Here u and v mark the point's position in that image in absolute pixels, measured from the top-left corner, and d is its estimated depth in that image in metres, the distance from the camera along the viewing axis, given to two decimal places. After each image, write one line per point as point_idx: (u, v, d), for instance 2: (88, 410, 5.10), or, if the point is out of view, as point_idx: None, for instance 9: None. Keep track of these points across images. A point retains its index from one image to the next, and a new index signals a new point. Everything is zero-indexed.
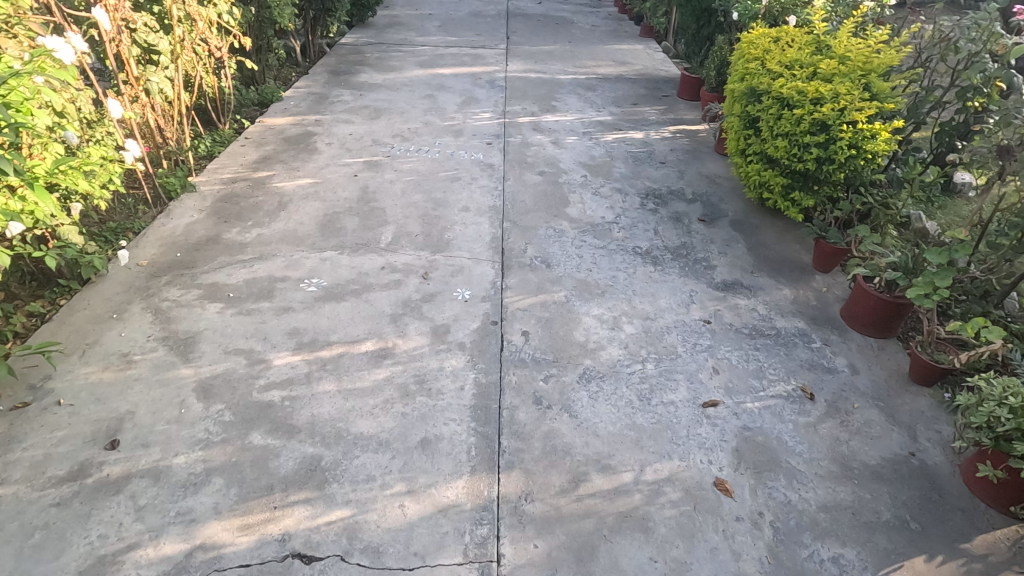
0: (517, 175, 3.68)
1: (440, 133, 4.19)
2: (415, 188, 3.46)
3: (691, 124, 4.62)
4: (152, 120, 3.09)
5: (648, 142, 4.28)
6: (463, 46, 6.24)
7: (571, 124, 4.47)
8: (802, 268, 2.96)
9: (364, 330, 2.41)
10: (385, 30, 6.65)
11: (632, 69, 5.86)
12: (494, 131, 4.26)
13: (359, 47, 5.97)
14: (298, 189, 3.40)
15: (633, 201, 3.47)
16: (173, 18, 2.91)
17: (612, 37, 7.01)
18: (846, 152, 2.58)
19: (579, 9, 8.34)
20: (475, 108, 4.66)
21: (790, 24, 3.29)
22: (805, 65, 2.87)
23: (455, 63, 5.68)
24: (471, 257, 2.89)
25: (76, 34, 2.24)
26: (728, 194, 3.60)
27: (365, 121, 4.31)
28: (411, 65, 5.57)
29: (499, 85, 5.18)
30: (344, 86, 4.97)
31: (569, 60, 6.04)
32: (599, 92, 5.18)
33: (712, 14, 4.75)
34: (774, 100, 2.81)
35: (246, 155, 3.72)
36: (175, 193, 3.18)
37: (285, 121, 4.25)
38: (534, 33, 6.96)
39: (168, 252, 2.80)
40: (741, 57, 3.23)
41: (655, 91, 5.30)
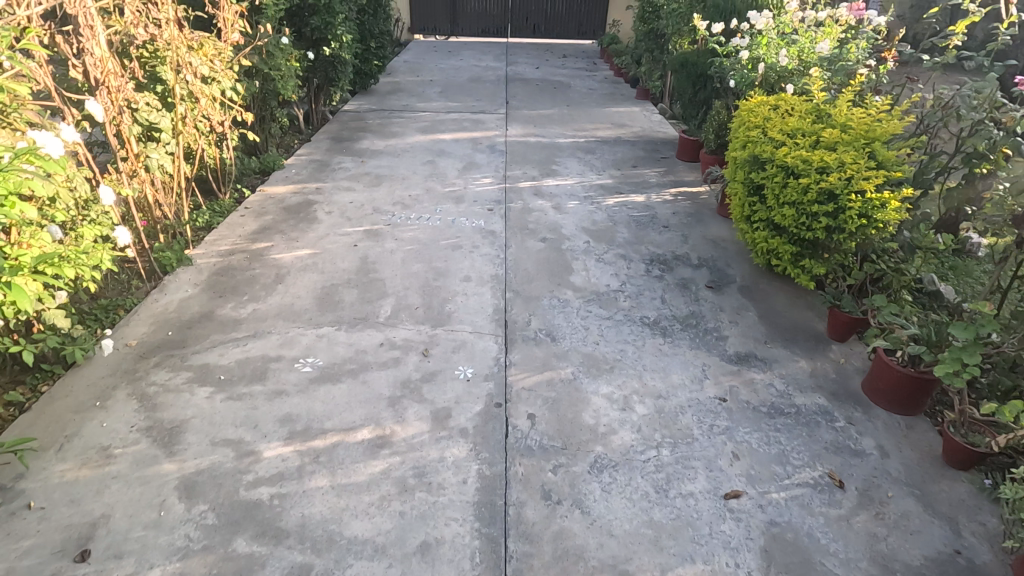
0: (519, 241, 3.63)
1: (441, 199, 4.18)
2: (416, 257, 3.40)
3: (691, 186, 4.63)
4: (150, 195, 3.05)
5: (650, 205, 4.27)
6: (463, 111, 6.37)
7: (572, 188, 4.48)
8: (817, 337, 2.85)
9: (361, 416, 2.28)
10: (387, 96, 6.81)
11: (630, 131, 5.95)
12: (495, 196, 4.26)
13: (361, 114, 6.09)
14: (297, 261, 3.34)
15: (638, 267, 3.41)
16: (175, 97, 2.92)
17: (609, 100, 7.17)
18: (856, 222, 2.52)
19: (576, 73, 8.60)
20: (475, 173, 4.69)
21: (788, 92, 3.32)
22: (808, 133, 2.86)
23: (456, 128, 5.77)
24: (474, 331, 2.78)
25: (66, 124, 2.25)
26: (734, 258, 3.54)
27: (366, 189, 4.32)
28: (412, 131, 5.66)
29: (500, 150, 5.24)
30: (346, 153, 5.02)
31: (567, 123, 6.15)
32: (598, 155, 5.23)
33: (706, 79, 4.83)
34: (779, 169, 2.78)
35: (245, 226, 3.70)
36: (170, 267, 3.11)
37: (286, 189, 4.26)
38: (533, 97, 7.12)
39: (159, 331, 2.70)
40: (741, 125, 3.23)
41: (654, 153, 5.35)
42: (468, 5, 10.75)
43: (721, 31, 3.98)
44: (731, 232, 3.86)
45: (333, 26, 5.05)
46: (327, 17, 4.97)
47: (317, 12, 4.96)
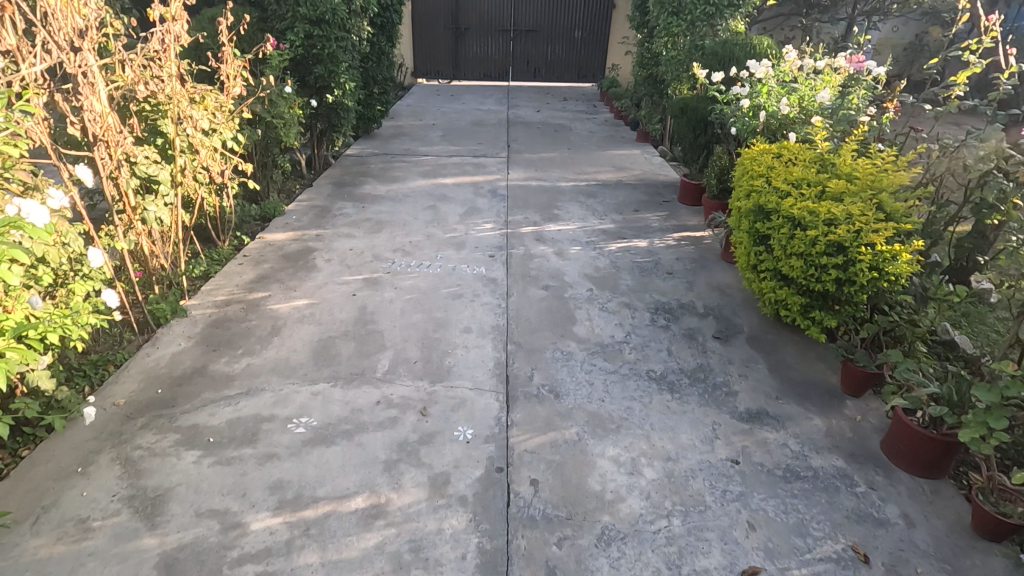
0: (521, 290, 3.57)
1: (442, 245, 4.15)
2: (415, 307, 3.33)
3: (694, 230, 4.60)
4: (146, 246, 3.01)
5: (653, 250, 4.22)
6: (465, 155, 6.42)
7: (574, 233, 4.44)
8: (830, 392, 2.75)
9: (355, 482, 2.16)
10: (389, 140, 6.89)
11: (631, 174, 5.97)
12: (496, 242, 4.22)
13: (364, 158, 6.14)
14: (294, 311, 3.27)
15: (642, 316, 3.33)
16: (175, 150, 2.90)
17: (609, 143, 7.24)
18: (867, 275, 2.45)
19: (576, 116, 8.72)
20: (477, 218, 4.67)
21: (791, 140, 3.30)
22: (813, 183, 2.83)
23: (458, 173, 5.80)
24: (474, 386, 2.69)
25: (57, 190, 2.20)
26: (741, 306, 3.46)
27: (367, 235, 4.30)
28: (414, 175, 5.68)
29: (501, 194, 5.24)
30: (347, 199, 5.03)
31: (568, 166, 6.18)
32: (599, 199, 5.22)
33: (706, 125, 4.87)
34: (785, 219, 2.73)
35: (243, 275, 3.65)
36: (164, 319, 3.04)
37: (286, 236, 4.23)
38: (534, 141, 7.20)
39: (148, 388, 2.61)
40: (745, 174, 3.21)
41: (656, 196, 5.35)
42: (470, 50, 11.01)
43: (721, 79, 4.01)
44: (736, 279, 3.80)
45: (337, 74, 5.12)
46: (330, 66, 5.05)
47: (321, 61, 5.02)
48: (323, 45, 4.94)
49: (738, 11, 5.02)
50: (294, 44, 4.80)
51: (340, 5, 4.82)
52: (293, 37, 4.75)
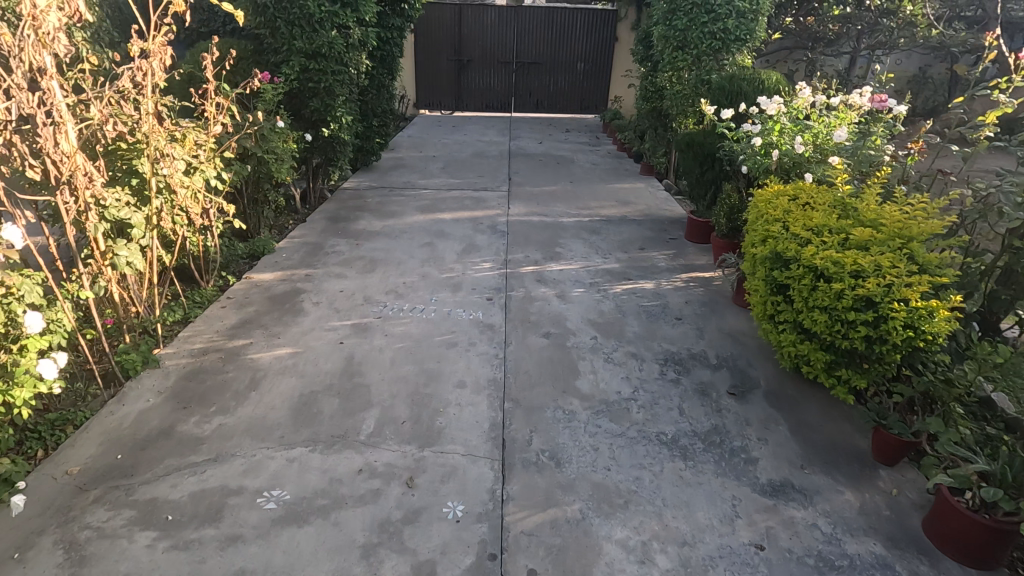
0: (519, 337, 3.34)
1: (438, 287, 3.94)
2: (406, 357, 3.10)
3: (702, 270, 4.39)
4: (118, 293, 2.81)
5: (660, 293, 4.00)
6: (465, 188, 6.27)
7: (576, 273, 4.24)
8: (861, 459, 2.48)
9: (327, 573, 1.90)
10: (388, 173, 6.76)
11: (636, 209, 5.80)
12: (494, 284, 4.02)
13: (361, 192, 6.00)
14: (275, 361, 3.04)
15: (650, 368, 3.09)
16: (150, 190, 2.72)
17: (613, 175, 7.10)
18: (902, 333, 2.22)
19: (578, 147, 8.63)
20: (475, 256, 4.47)
21: (807, 182, 3.12)
22: (835, 230, 2.62)
23: (457, 207, 5.64)
24: (466, 452, 2.43)
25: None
26: (756, 357, 3.22)
27: (360, 276, 4.10)
28: (411, 210, 5.53)
29: (501, 230, 5.06)
30: (341, 235, 4.85)
31: (571, 201, 6.01)
32: (603, 235, 5.03)
33: (714, 161, 4.70)
34: (806, 269, 2.52)
35: (224, 319, 3.44)
36: (133, 370, 2.81)
37: (274, 276, 4.04)
38: (535, 173, 7.06)
39: (107, 452, 2.37)
40: (759, 218, 3.02)
41: (661, 233, 5.15)
42: (472, 82, 11.00)
43: (731, 115, 3.85)
44: (750, 325, 3.57)
45: (333, 108, 5.01)
46: (327, 99, 4.95)
47: (318, 95, 4.95)
48: (320, 79, 4.85)
49: (745, 45, 4.90)
50: (289, 77, 4.71)
51: (337, 38, 4.74)
52: (288, 70, 4.66)
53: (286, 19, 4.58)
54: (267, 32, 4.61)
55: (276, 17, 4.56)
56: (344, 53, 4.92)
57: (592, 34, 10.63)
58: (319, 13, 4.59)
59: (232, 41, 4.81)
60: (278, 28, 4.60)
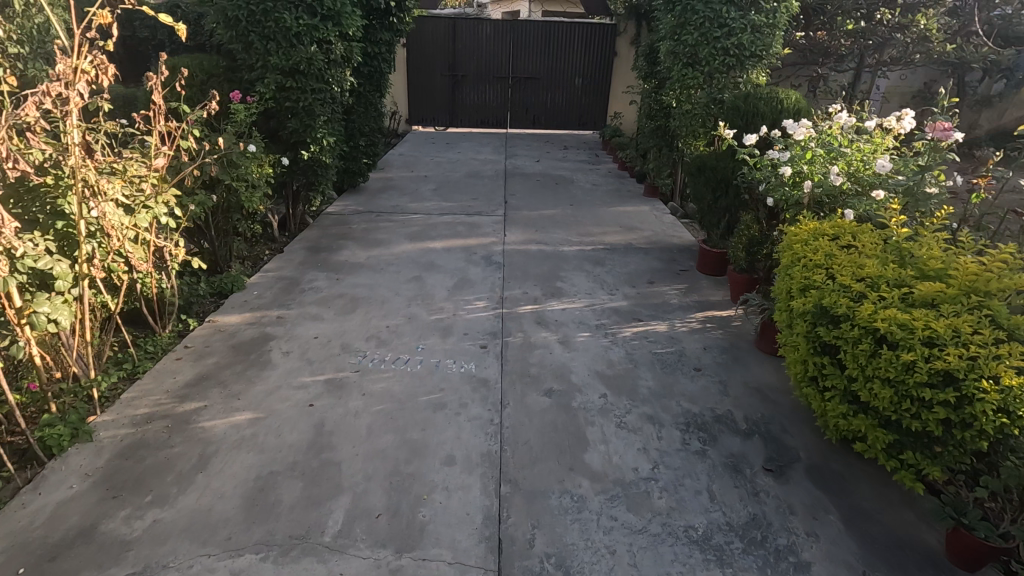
0: (518, 395, 2.90)
1: (426, 331, 3.50)
2: (385, 424, 2.65)
3: (718, 309, 3.98)
4: (38, 355, 2.37)
5: (675, 337, 3.58)
6: (458, 213, 5.86)
7: (580, 313, 3.81)
8: (934, 563, 2.05)
9: None
10: (376, 195, 6.35)
11: (641, 236, 5.40)
12: (489, 328, 3.59)
13: (345, 217, 5.59)
14: (231, 431, 2.59)
15: (671, 435, 2.65)
16: (80, 235, 2.29)
17: (615, 197, 6.71)
18: (993, 418, 1.80)
19: (578, 166, 8.25)
20: (467, 293, 4.05)
21: (848, 220, 2.73)
22: (895, 283, 2.22)
23: (449, 234, 5.23)
24: (454, 560, 1.98)
25: None
26: (792, 421, 2.79)
27: (339, 317, 3.66)
28: (399, 238, 5.11)
29: (496, 261, 4.63)
30: (321, 268, 4.42)
31: (571, 226, 5.60)
32: (608, 267, 4.62)
33: (728, 187, 4.32)
34: (864, 331, 2.11)
35: (178, 374, 3.00)
36: (58, 448, 2.39)
37: (241, 319, 3.60)
38: (533, 195, 6.66)
39: (6, 566, 1.91)
40: (796, 262, 2.61)
41: (670, 264, 4.75)
42: (466, 98, 10.65)
43: (752, 141, 3.47)
44: (779, 378, 3.14)
45: (314, 129, 4.61)
46: (306, 120, 4.56)
47: (297, 115, 4.56)
48: (298, 97, 4.46)
49: (760, 61, 4.52)
50: (265, 96, 4.32)
51: (317, 53, 4.35)
52: (263, 88, 4.27)
53: (261, 33, 4.19)
54: (240, 47, 4.22)
55: (250, 31, 4.18)
56: (325, 71, 4.53)
57: (590, 49, 10.32)
58: (297, 27, 4.21)
59: (204, 56, 4.42)
60: (252, 43, 4.21)
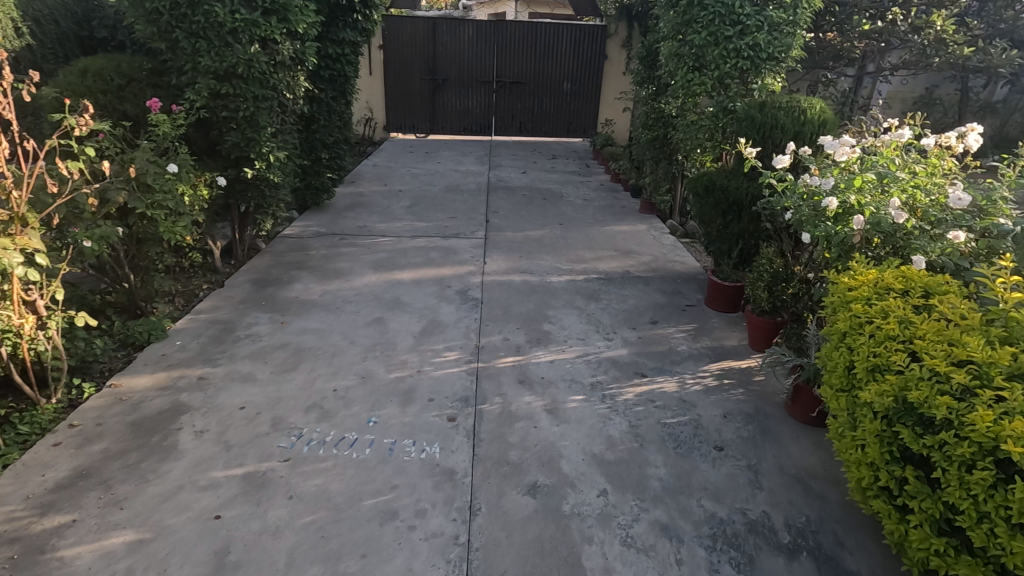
0: (492, 495, 2.24)
1: (381, 397, 2.82)
2: (312, 549, 1.98)
3: (736, 358, 3.37)
4: None
5: (688, 400, 2.94)
6: (432, 235, 5.20)
7: (572, 367, 3.16)
8: None
9: None
10: (342, 214, 5.65)
11: (640, 262, 4.77)
12: (461, 390, 2.92)
13: (304, 240, 4.91)
14: (99, 566, 1.90)
15: (694, 557, 2.01)
16: None
17: (608, 214, 6.09)
18: None
19: (567, 178, 7.62)
20: (437, 341, 3.39)
21: (918, 268, 2.13)
22: (1012, 372, 1.59)
23: (420, 261, 4.57)
24: None
25: None
26: (849, 529, 2.15)
27: (276, 378, 2.96)
28: (363, 266, 4.43)
29: (474, 297, 3.98)
30: (265, 307, 3.73)
31: (561, 250, 4.96)
32: (604, 303, 3.97)
33: (739, 211, 3.71)
34: (977, 448, 1.49)
35: (50, 469, 2.30)
36: None
37: (153, 382, 2.89)
38: (518, 213, 6.02)
39: None
40: (857, 328, 1.99)
41: (674, 298, 4.12)
42: (449, 103, 9.98)
43: (783, 162, 2.84)
44: (822, 461, 2.52)
45: (258, 142, 3.94)
46: (249, 132, 3.88)
47: (238, 126, 3.88)
48: (238, 105, 3.78)
49: (779, 65, 3.90)
50: (195, 104, 3.64)
51: (259, 54, 3.68)
52: (193, 95, 3.58)
53: (187, 29, 3.50)
54: (164, 47, 3.54)
55: (174, 27, 3.48)
56: (270, 74, 3.85)
57: (580, 52, 9.72)
58: (232, 23, 3.52)
59: (122, 57, 3.73)
60: (177, 42, 3.53)
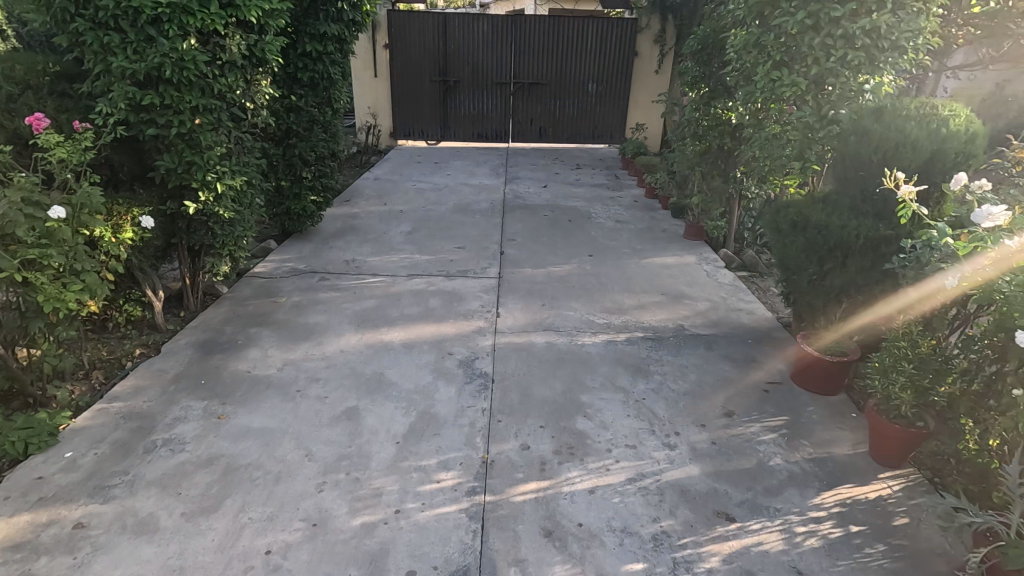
0: None
1: (334, 569, 1.85)
2: None
3: (859, 482, 2.32)
4: None
5: (805, 571, 1.91)
6: (435, 272, 4.24)
7: (625, 504, 2.16)
8: None
9: None
10: (329, 243, 4.71)
11: (696, 311, 3.74)
12: (457, 553, 1.93)
13: (275, 282, 3.99)
14: None
15: None
16: None
17: (647, 241, 5.07)
18: None
19: (595, 192, 6.62)
20: (430, 450, 2.41)
21: None
22: None
23: (417, 312, 3.61)
24: None
25: None
26: None
27: (185, 528, 2.00)
28: (342, 321, 3.49)
29: (483, 370, 3.00)
30: (201, 390, 2.78)
31: (594, 294, 3.95)
32: (656, 380, 2.95)
33: (842, 260, 2.77)
34: None
35: None
36: None
37: (3, 536, 1.95)
38: (539, 239, 5.03)
39: None
40: None
41: (749, 371, 3.09)
42: (461, 107, 9.02)
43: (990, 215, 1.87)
44: None
45: (201, 167, 3.02)
46: (188, 154, 2.96)
47: (172, 147, 2.95)
48: (169, 120, 2.84)
49: (904, 55, 2.83)
50: (109, 120, 2.71)
51: (196, 52, 2.74)
52: (104, 107, 2.65)
53: (93, 18, 2.58)
54: (65, 42, 2.61)
55: (74, 15, 2.55)
56: (215, 78, 2.92)
57: (607, 49, 8.70)
58: (154, 9, 2.60)
59: (19, 55, 2.82)
60: (80, 36, 2.60)
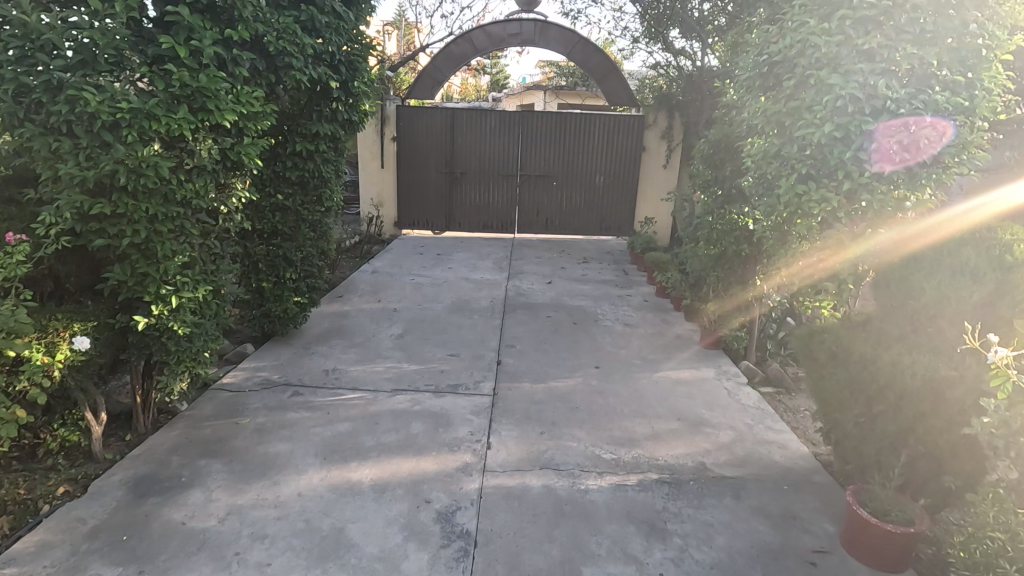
0: None
1: None
2: None
3: None
4: None
5: None
6: (423, 387, 3.80)
7: None
8: None
9: None
10: (311, 348, 4.33)
11: (719, 444, 3.23)
12: None
13: (242, 397, 3.56)
14: None
15: None
16: None
17: (659, 349, 4.63)
18: None
19: (603, 290, 6.28)
20: None
21: None
22: None
23: (396, 440, 3.14)
24: None
25: None
26: None
27: None
28: (308, 451, 3.01)
29: (466, 526, 2.48)
30: (118, 551, 2.28)
31: (602, 418, 3.47)
32: (677, 547, 2.41)
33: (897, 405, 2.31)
34: None
35: None
36: None
37: None
38: (541, 346, 4.62)
39: None
40: None
41: (789, 533, 2.54)
42: (467, 198, 8.95)
43: None
44: None
45: (156, 280, 2.69)
46: (141, 266, 2.64)
47: (125, 257, 2.64)
48: (122, 230, 2.55)
49: (947, 169, 2.55)
50: (52, 230, 2.42)
51: (157, 158, 2.49)
52: (46, 218, 2.36)
53: (44, 123, 2.35)
54: (13, 147, 2.38)
55: (24, 120, 2.33)
56: (179, 184, 2.65)
57: (615, 143, 8.70)
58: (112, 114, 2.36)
59: None
60: (30, 141, 2.37)
